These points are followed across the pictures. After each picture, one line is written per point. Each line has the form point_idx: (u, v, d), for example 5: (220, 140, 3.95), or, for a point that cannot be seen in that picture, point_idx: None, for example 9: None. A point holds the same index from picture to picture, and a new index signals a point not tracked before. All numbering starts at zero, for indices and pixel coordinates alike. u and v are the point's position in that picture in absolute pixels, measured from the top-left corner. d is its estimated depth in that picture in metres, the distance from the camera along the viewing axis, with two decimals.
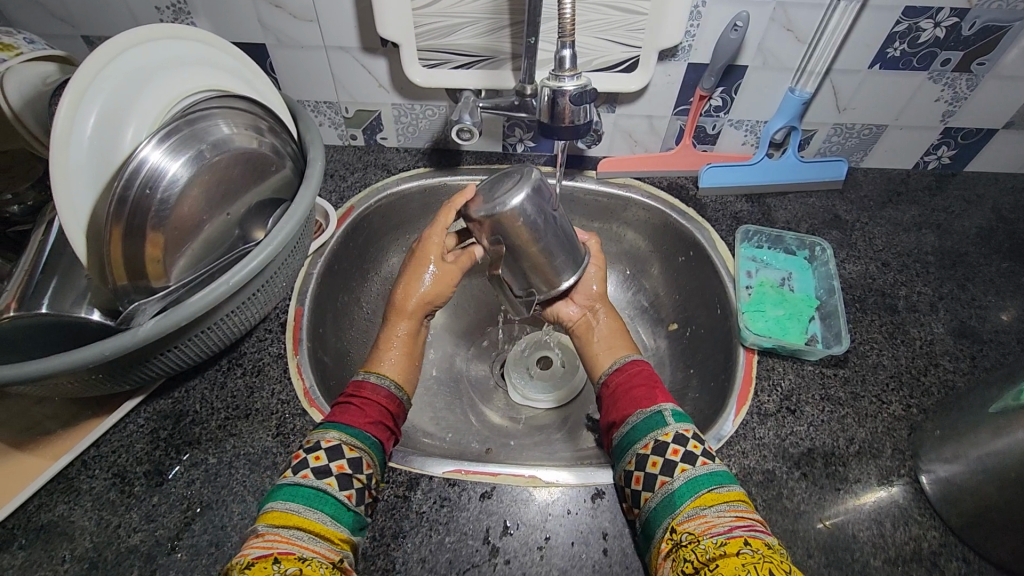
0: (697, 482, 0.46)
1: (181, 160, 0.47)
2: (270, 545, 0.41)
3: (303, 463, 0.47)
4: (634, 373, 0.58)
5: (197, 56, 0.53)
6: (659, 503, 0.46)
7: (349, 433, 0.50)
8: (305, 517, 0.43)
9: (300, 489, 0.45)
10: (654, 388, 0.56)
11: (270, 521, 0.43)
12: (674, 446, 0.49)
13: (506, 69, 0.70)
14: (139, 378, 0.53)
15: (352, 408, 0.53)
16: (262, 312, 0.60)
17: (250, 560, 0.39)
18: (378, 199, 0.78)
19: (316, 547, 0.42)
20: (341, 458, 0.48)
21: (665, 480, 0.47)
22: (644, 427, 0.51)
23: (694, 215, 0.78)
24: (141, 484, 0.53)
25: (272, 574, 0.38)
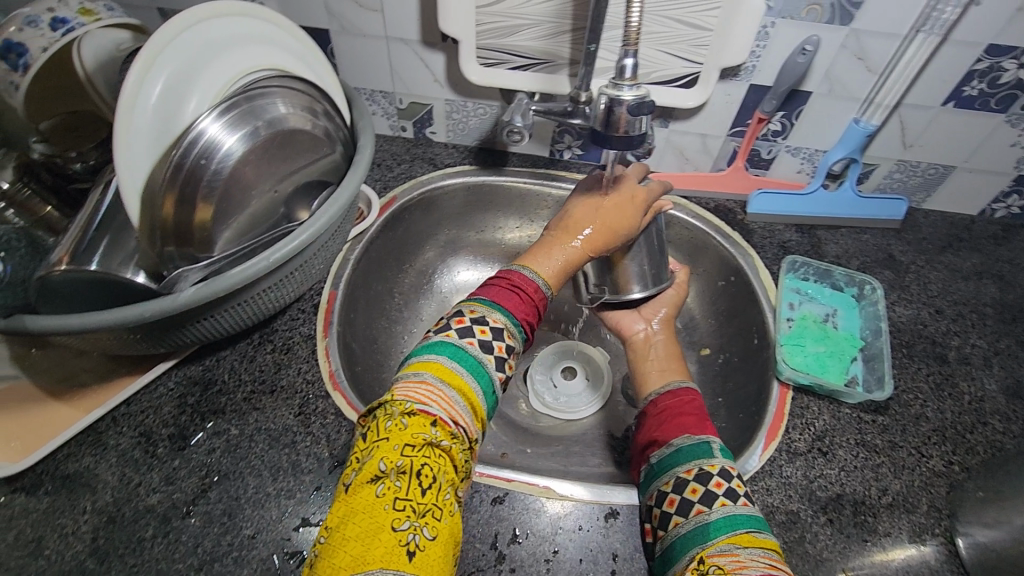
0: (740, 518, 0.43)
1: (237, 135, 0.48)
2: (433, 400, 0.42)
3: (471, 332, 0.47)
4: (684, 401, 0.56)
5: (263, 35, 0.54)
6: (690, 531, 0.44)
7: (512, 322, 0.50)
8: (463, 382, 0.44)
9: (463, 353, 0.46)
10: (704, 420, 0.54)
11: (437, 375, 0.43)
12: (717, 479, 0.46)
13: (563, 74, 0.70)
14: (175, 343, 0.55)
15: (514, 295, 0.53)
16: (298, 291, 0.61)
17: (413, 409, 0.40)
18: (421, 191, 0.79)
19: (464, 418, 0.43)
20: (502, 340, 0.48)
21: (703, 509, 0.45)
22: (691, 453, 0.49)
23: (740, 240, 0.76)
24: (164, 446, 0.54)
25: (426, 436, 0.39)
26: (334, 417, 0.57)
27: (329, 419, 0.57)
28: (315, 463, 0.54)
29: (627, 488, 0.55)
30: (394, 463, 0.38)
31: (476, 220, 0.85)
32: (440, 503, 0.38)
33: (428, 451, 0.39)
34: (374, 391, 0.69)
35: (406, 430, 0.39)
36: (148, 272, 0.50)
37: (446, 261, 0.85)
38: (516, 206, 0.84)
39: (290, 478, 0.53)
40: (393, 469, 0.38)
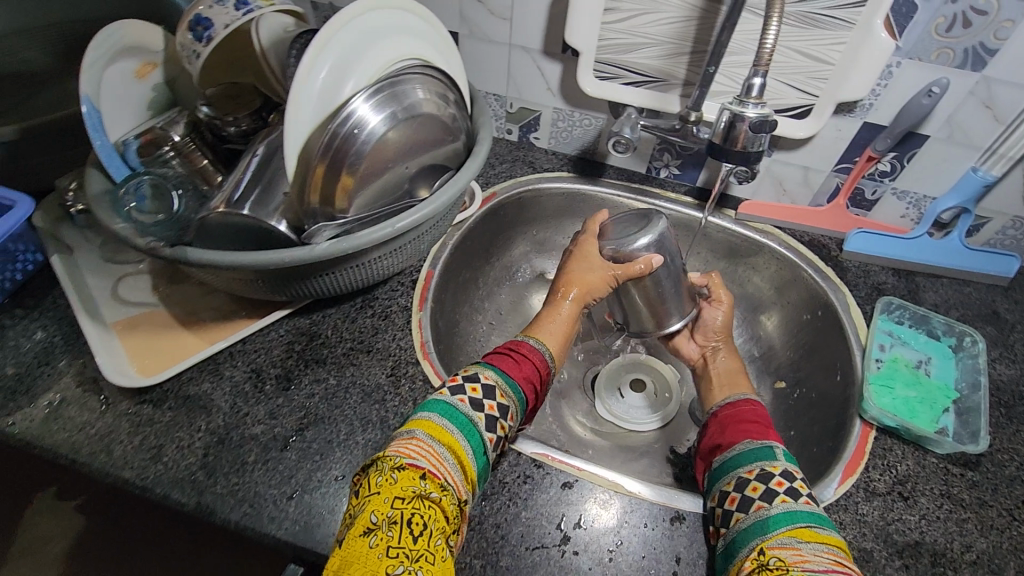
0: (799, 513, 0.44)
1: (383, 116, 0.54)
2: (422, 455, 0.43)
3: (461, 389, 0.49)
4: (744, 409, 0.57)
5: (416, 27, 0.60)
6: (749, 525, 0.45)
7: (506, 381, 0.51)
8: (456, 441, 0.45)
9: (454, 411, 0.47)
10: (764, 426, 0.54)
11: (428, 432, 0.45)
12: (780, 479, 0.47)
13: (674, 94, 0.72)
14: (295, 292, 0.60)
15: (509, 359, 0.54)
16: (404, 263, 0.66)
17: (401, 463, 0.42)
18: (520, 191, 0.83)
19: (454, 476, 0.44)
20: (494, 400, 0.49)
21: (763, 505, 0.46)
22: (750, 457, 0.50)
23: (833, 276, 0.75)
24: (271, 384, 0.60)
25: (415, 489, 0.40)
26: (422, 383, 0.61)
27: (418, 385, 0.61)
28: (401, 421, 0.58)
29: (695, 496, 0.56)
30: (384, 514, 0.39)
31: (566, 225, 0.88)
32: (433, 547, 0.39)
33: (419, 503, 0.40)
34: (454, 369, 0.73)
35: (395, 484, 0.41)
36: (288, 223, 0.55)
37: (532, 260, 0.89)
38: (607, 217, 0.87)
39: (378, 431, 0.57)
40: (384, 519, 0.39)
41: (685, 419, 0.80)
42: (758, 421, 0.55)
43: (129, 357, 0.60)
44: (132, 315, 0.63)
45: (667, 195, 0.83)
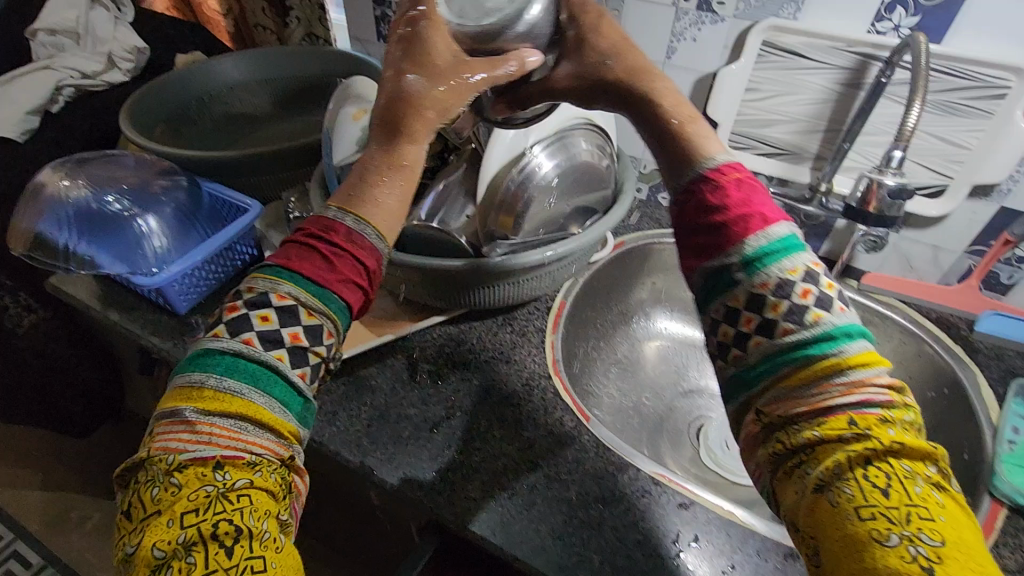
0: (836, 340, 0.40)
1: (555, 163, 0.65)
2: (207, 441, 0.39)
3: (249, 324, 0.43)
4: (717, 194, 0.45)
5: (587, 94, 0.72)
6: (781, 353, 0.41)
7: (313, 296, 0.44)
8: (245, 401, 0.41)
9: (212, 358, 0.42)
10: (738, 212, 0.44)
11: (198, 407, 0.40)
12: (806, 289, 0.42)
13: (805, 166, 0.78)
14: (456, 300, 0.71)
15: (313, 255, 0.45)
16: (545, 290, 0.75)
17: (181, 464, 0.38)
18: (646, 242, 0.91)
19: (261, 442, 0.41)
20: (298, 323, 0.43)
21: (791, 329, 0.41)
22: (763, 262, 0.43)
23: (964, 355, 0.74)
24: (425, 376, 0.69)
25: (206, 488, 0.38)
26: (553, 395, 0.68)
27: (549, 396, 0.68)
28: (533, 424, 0.65)
29: None
30: (178, 539, 0.36)
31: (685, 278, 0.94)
32: (255, 542, 0.37)
33: (220, 507, 0.37)
34: None
35: (178, 494, 0.37)
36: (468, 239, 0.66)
37: (647, 308, 0.95)
38: None
39: (512, 428, 0.64)
40: (182, 543, 0.36)
41: None
42: (743, 210, 0.44)
43: None
44: None
45: None
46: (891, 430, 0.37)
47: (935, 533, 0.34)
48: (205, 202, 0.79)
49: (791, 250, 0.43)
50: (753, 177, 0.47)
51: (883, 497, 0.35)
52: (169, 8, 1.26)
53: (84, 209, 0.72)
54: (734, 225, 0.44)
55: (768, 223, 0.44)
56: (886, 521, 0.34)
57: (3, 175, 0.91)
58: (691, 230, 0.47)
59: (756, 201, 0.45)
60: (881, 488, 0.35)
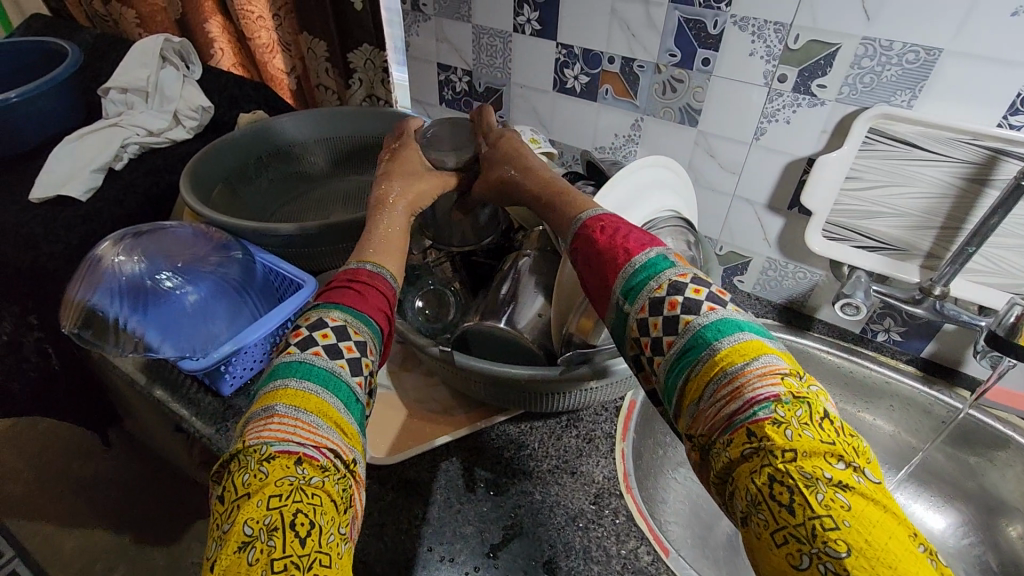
0: (706, 340, 0.38)
1: None
2: (293, 435, 0.39)
3: (312, 341, 0.45)
4: (598, 240, 0.48)
5: (669, 185, 0.66)
6: (674, 365, 0.40)
7: (354, 317, 0.47)
8: (321, 401, 0.41)
9: (291, 363, 0.43)
10: (617, 253, 0.46)
11: (290, 403, 0.40)
12: (709, 303, 0.40)
13: (915, 263, 0.70)
14: (520, 403, 0.65)
15: (350, 291, 0.50)
16: (616, 393, 0.68)
17: (269, 454, 0.38)
18: None
19: (333, 440, 0.40)
20: (349, 339, 0.46)
21: (672, 339, 0.40)
22: (635, 290, 0.43)
23: None
24: (482, 487, 0.63)
25: (291, 480, 0.36)
26: (625, 518, 0.60)
27: (621, 518, 0.60)
28: (604, 556, 0.57)
29: None
30: (262, 522, 0.35)
31: None
32: (321, 539, 0.35)
33: (297, 496, 0.36)
34: None
35: (265, 480, 0.37)
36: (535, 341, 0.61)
37: None
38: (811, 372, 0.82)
39: (581, 559, 0.57)
40: (264, 528, 0.35)
41: None
42: (613, 247, 0.47)
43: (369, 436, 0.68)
44: None
45: (886, 360, 0.78)
46: (789, 433, 0.34)
47: (839, 542, 0.30)
48: (258, 276, 0.77)
49: (655, 269, 0.43)
50: (620, 220, 0.49)
51: (789, 517, 0.32)
52: (233, 64, 1.26)
53: (136, 283, 0.69)
54: (609, 266, 0.46)
55: (633, 252, 0.46)
56: (797, 542, 0.31)
57: (64, 234, 0.91)
58: (591, 276, 0.48)
59: (621, 236, 0.47)
60: (786, 506, 0.32)
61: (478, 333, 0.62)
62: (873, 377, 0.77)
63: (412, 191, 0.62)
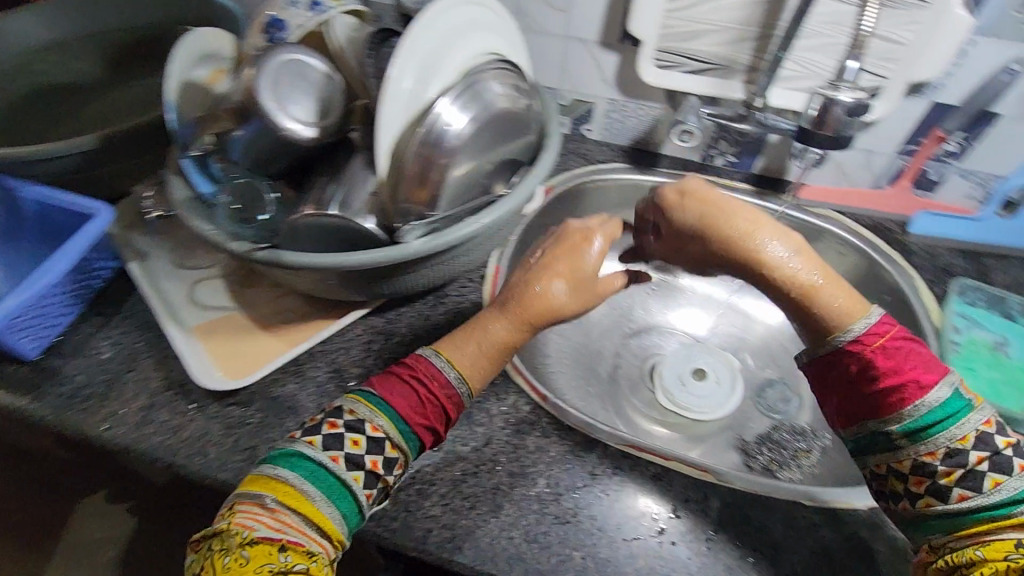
0: (1017, 498, 0.43)
1: (467, 112, 0.55)
2: (263, 522, 0.41)
3: (335, 445, 0.44)
4: (875, 358, 0.47)
5: (484, 23, 0.60)
6: (984, 496, 0.43)
7: (395, 431, 0.46)
8: (307, 502, 0.42)
9: (304, 462, 0.44)
10: (907, 380, 0.45)
11: (280, 498, 0.42)
12: (976, 456, 0.44)
13: (736, 79, 0.72)
14: (376, 292, 0.61)
15: (412, 395, 0.48)
16: (476, 261, 0.67)
17: (251, 539, 0.40)
18: (575, 182, 0.83)
19: (317, 537, 0.42)
20: (378, 455, 0.45)
21: (951, 471, 0.44)
22: (927, 431, 0.45)
23: (898, 258, 0.74)
24: (356, 383, 0.61)
25: (270, 566, 0.39)
26: (502, 378, 0.61)
27: (497, 380, 0.61)
28: (486, 417, 0.58)
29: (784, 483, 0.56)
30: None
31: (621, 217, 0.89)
32: None
33: None
34: None
35: (246, 563, 0.39)
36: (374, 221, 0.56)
37: None
38: None
39: (464, 426, 0.57)
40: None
41: (749, 406, 0.80)
42: (901, 378, 0.46)
43: (215, 361, 0.61)
44: (210, 321, 0.64)
45: (723, 182, 0.83)
46: None
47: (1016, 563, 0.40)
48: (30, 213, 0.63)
49: (957, 414, 0.45)
50: (902, 339, 0.47)
51: (988, 556, 0.41)
52: None
53: None
54: (859, 384, 0.47)
55: (925, 387, 0.45)
56: (981, 561, 0.41)
57: None
58: (845, 389, 0.48)
59: (918, 366, 0.46)
60: (1002, 558, 0.41)
61: (307, 226, 0.54)
62: None
63: (559, 271, 0.52)
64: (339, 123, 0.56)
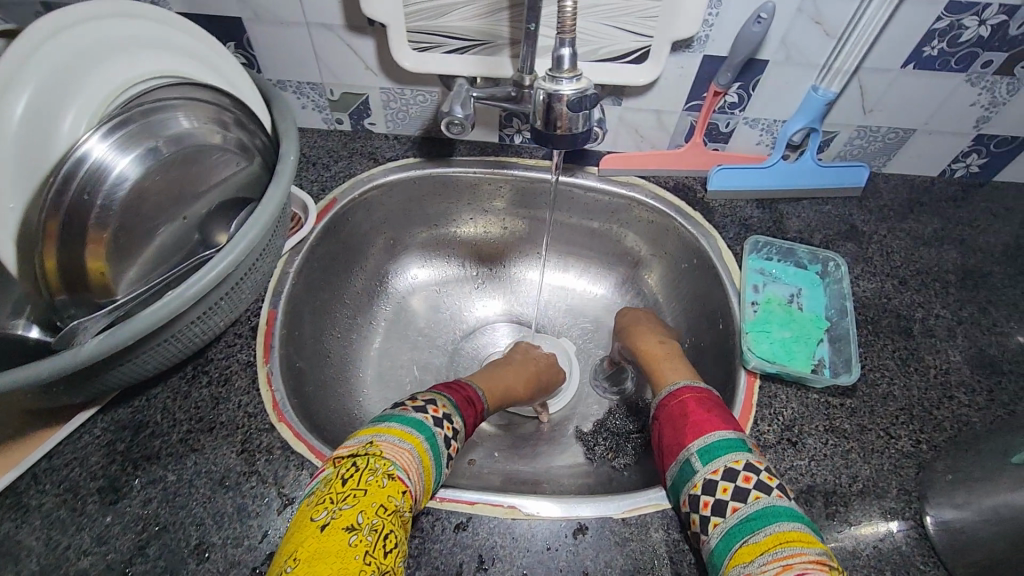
0: (774, 515, 0.43)
1: (131, 156, 0.43)
2: (408, 471, 0.45)
3: (423, 408, 0.51)
4: (673, 410, 0.54)
5: (153, 37, 0.47)
6: (732, 527, 0.44)
7: (452, 406, 0.55)
8: (421, 445, 0.48)
9: (422, 424, 0.49)
10: (688, 424, 0.52)
11: (410, 443, 0.47)
12: (745, 474, 0.46)
13: (504, 55, 0.64)
14: (93, 390, 0.49)
15: (460, 393, 0.58)
16: (231, 318, 0.56)
17: (392, 473, 0.44)
18: (362, 190, 0.73)
19: (421, 486, 0.46)
20: (446, 425, 0.52)
21: (738, 506, 0.45)
22: (712, 453, 0.48)
23: (700, 219, 0.73)
24: (94, 501, 0.50)
25: (397, 503, 0.42)
26: (281, 451, 0.53)
27: (276, 455, 0.53)
28: (262, 505, 0.50)
29: (595, 499, 0.53)
30: (370, 519, 0.41)
31: (427, 214, 0.81)
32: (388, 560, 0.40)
33: (396, 517, 0.42)
34: (327, 408, 0.66)
35: (383, 489, 0.42)
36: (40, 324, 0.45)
37: (400, 260, 0.82)
38: (466, 198, 0.80)
39: (236, 523, 0.49)
40: (368, 524, 0.40)
41: (587, 391, 0.78)
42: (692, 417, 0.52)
43: None
44: None
45: (525, 162, 0.77)
46: None
47: None
48: None
49: (733, 446, 0.49)
50: (701, 398, 0.54)
51: None
52: None
53: None
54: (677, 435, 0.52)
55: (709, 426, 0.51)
56: None
57: None
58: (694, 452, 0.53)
59: (706, 413, 0.52)
60: None
61: None
62: (518, 182, 0.77)
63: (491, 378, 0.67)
64: None
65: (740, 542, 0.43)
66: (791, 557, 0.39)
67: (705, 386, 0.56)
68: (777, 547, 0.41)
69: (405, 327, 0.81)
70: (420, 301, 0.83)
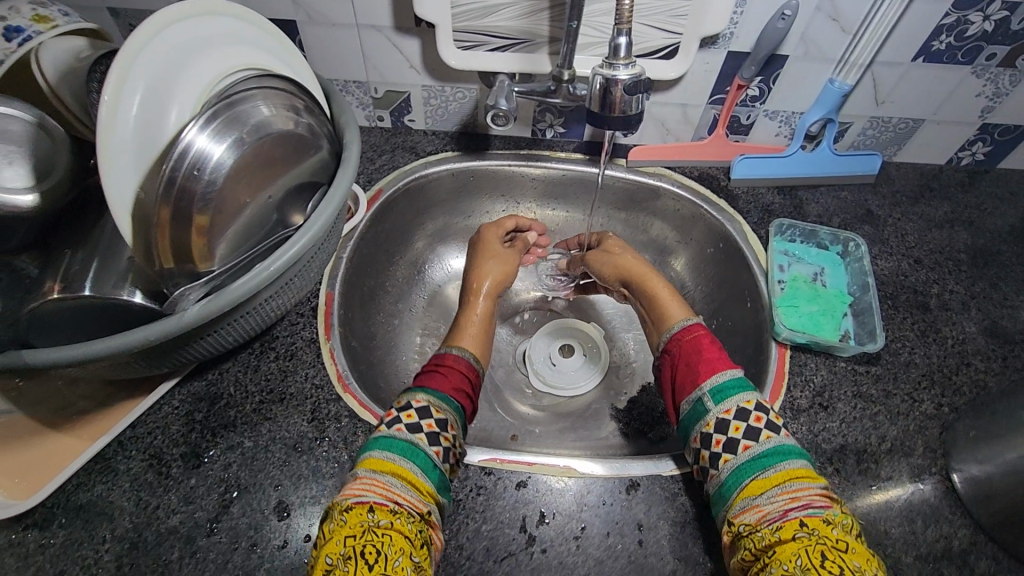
0: (783, 454, 0.47)
1: (226, 144, 0.46)
2: (368, 490, 0.45)
3: (395, 420, 0.51)
4: (682, 351, 0.58)
5: (238, 34, 0.51)
6: (742, 464, 0.47)
7: (437, 397, 0.54)
8: (397, 465, 0.47)
9: (395, 441, 0.49)
10: (700, 361, 0.55)
11: (371, 468, 0.47)
12: (757, 414, 0.50)
13: (543, 53, 0.69)
14: (177, 361, 0.53)
15: (439, 375, 0.57)
16: (297, 297, 0.60)
17: (349, 504, 0.43)
18: (406, 182, 0.77)
19: (408, 496, 0.45)
20: (430, 418, 0.52)
21: (749, 444, 0.48)
22: (725, 393, 0.51)
23: (725, 206, 0.77)
24: (178, 465, 0.53)
25: (365, 522, 0.42)
26: (349, 419, 0.57)
27: (344, 422, 0.57)
28: (335, 467, 0.54)
29: (644, 458, 0.57)
30: (339, 553, 0.41)
31: (463, 205, 0.85)
32: (387, 561, 0.40)
33: (371, 534, 0.41)
34: (379, 386, 0.70)
35: (346, 525, 0.42)
36: (143, 291, 0.49)
37: (437, 251, 0.86)
38: (500, 190, 0.84)
39: (313, 484, 0.53)
40: (340, 558, 0.40)
41: (619, 371, 0.82)
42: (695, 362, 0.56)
43: None
44: None
45: (557, 155, 0.81)
46: (834, 530, 0.41)
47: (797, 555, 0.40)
48: None
49: (738, 388, 0.52)
50: (708, 337, 0.58)
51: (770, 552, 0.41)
52: None
53: None
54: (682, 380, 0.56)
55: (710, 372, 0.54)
56: (763, 555, 0.42)
57: None
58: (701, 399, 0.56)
59: (716, 352, 0.56)
60: (787, 535, 0.41)
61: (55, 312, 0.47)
62: (551, 174, 0.81)
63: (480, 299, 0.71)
64: (70, 176, 0.53)
65: (749, 478, 0.47)
66: (800, 490, 0.44)
67: (700, 323, 0.60)
68: (786, 481, 0.45)
69: (443, 312, 0.85)
70: (456, 289, 0.87)
